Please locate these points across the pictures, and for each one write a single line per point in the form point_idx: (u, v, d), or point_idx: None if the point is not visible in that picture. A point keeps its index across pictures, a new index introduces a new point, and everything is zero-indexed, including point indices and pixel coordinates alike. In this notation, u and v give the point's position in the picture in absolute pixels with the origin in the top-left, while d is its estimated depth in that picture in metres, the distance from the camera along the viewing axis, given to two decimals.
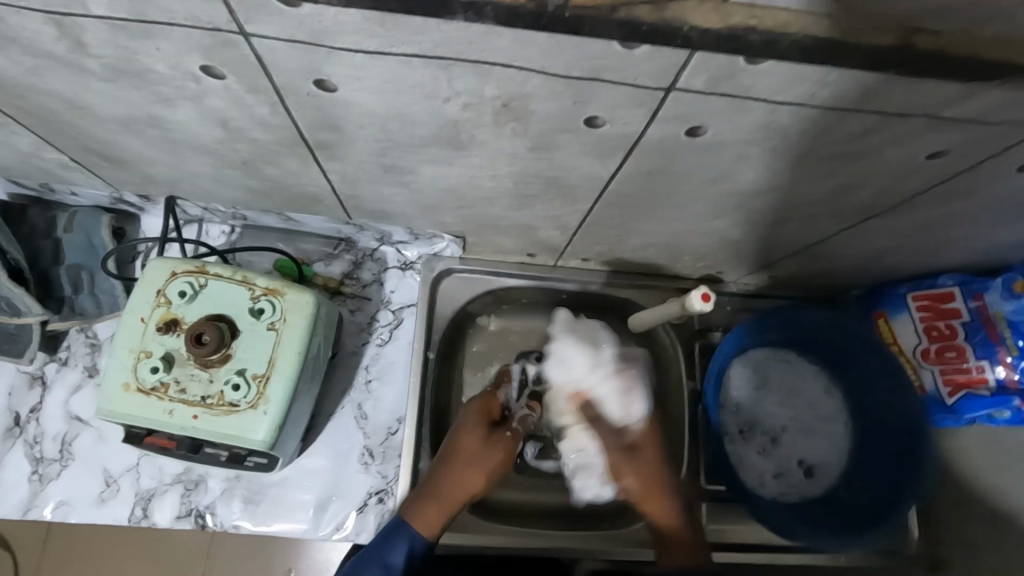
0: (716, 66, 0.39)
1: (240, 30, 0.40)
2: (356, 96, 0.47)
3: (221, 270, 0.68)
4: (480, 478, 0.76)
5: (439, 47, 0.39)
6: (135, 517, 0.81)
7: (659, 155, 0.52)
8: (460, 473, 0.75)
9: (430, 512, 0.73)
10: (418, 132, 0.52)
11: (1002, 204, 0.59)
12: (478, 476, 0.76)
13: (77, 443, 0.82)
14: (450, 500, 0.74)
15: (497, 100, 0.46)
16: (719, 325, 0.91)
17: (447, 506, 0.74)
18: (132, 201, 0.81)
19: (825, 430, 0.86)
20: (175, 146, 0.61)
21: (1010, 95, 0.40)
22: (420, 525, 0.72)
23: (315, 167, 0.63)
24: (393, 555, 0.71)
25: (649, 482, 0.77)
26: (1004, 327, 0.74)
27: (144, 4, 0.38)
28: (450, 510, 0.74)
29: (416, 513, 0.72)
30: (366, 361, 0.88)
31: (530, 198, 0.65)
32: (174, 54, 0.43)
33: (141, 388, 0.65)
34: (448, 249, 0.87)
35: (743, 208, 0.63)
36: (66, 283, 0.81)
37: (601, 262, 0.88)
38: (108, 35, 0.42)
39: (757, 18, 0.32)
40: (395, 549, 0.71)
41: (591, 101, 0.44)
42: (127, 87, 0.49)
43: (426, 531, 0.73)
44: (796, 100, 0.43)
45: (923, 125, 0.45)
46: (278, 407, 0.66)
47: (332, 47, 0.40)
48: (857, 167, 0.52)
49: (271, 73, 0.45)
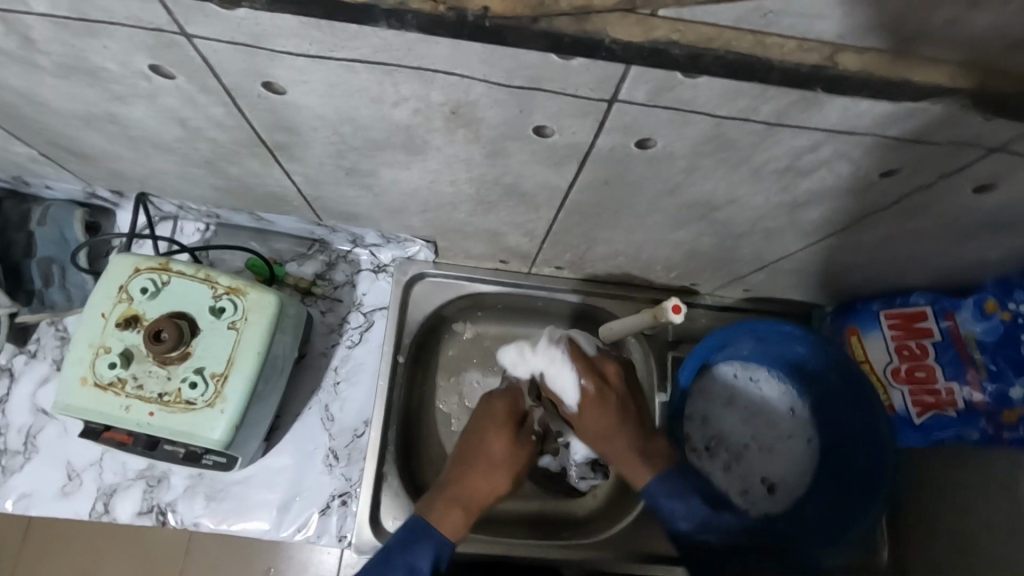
0: (654, 79, 0.39)
1: (181, 32, 0.40)
2: (304, 99, 0.47)
3: (185, 268, 0.69)
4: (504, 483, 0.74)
5: (378, 53, 0.39)
6: (96, 512, 0.81)
7: (610, 165, 0.52)
8: (480, 475, 0.74)
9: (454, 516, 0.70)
10: (372, 136, 0.52)
11: (962, 223, 0.59)
12: (500, 480, 0.74)
13: (41, 436, 0.83)
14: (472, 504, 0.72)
15: (445, 106, 0.46)
16: (691, 337, 0.90)
17: (469, 509, 0.72)
18: (105, 196, 0.82)
19: (791, 447, 0.86)
20: (137, 142, 0.63)
21: (948, 116, 0.40)
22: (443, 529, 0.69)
23: (277, 168, 0.63)
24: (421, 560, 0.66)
25: (610, 427, 0.73)
26: (974, 348, 0.72)
27: (84, 4, 0.39)
28: (470, 515, 0.72)
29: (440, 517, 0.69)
30: (335, 362, 0.88)
31: (492, 204, 0.65)
32: (121, 53, 0.45)
33: (98, 384, 0.65)
34: (422, 253, 0.87)
35: (703, 219, 0.63)
36: (37, 276, 0.82)
37: (574, 272, 0.87)
38: (54, 33, 0.43)
39: (679, 33, 0.33)
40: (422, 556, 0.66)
41: (535, 110, 0.45)
42: (82, 83, 0.51)
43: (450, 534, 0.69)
44: (738, 115, 0.43)
45: (869, 143, 0.45)
46: (235, 406, 0.66)
47: (273, 50, 0.41)
48: (809, 183, 0.53)
49: (217, 74, 0.45)
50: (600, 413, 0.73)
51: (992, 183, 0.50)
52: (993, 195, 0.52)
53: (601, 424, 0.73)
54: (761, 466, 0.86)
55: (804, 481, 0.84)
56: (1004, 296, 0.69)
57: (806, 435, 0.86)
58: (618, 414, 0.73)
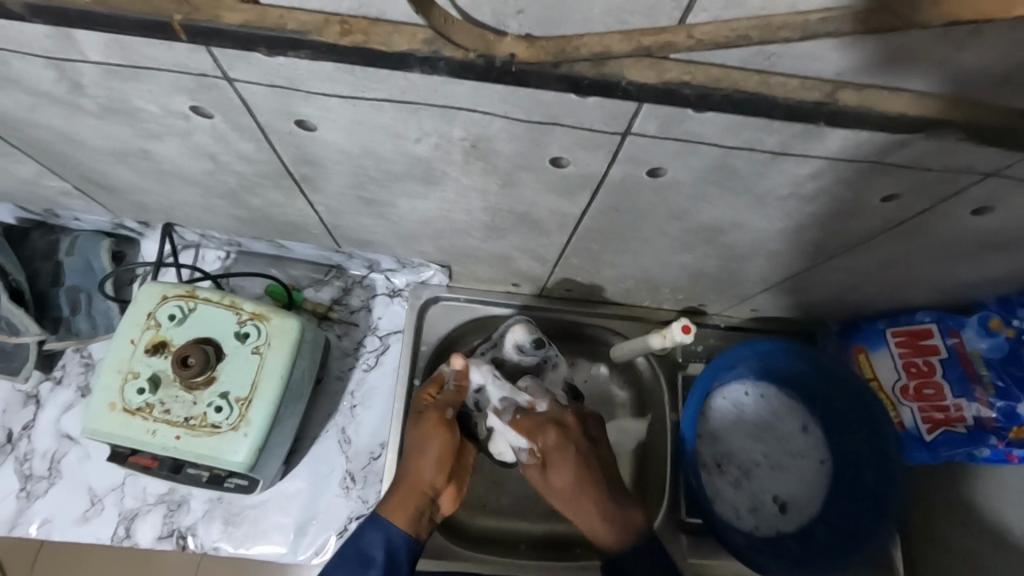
0: (664, 114, 0.41)
1: (224, 76, 0.44)
2: (333, 135, 0.50)
3: (210, 295, 0.71)
4: (422, 461, 0.72)
5: (406, 93, 0.42)
6: (117, 536, 0.82)
7: (622, 194, 0.55)
8: (406, 462, 0.72)
9: (396, 501, 0.70)
10: (392, 168, 0.55)
11: (960, 245, 0.61)
12: (420, 464, 0.72)
13: (64, 461, 0.84)
14: (419, 488, 0.71)
15: (465, 141, 0.48)
16: (701, 355, 0.92)
17: (418, 494, 0.70)
18: (131, 226, 0.85)
19: (802, 467, 0.85)
20: (166, 177, 0.66)
21: (941, 145, 0.43)
22: (392, 516, 0.69)
23: (300, 200, 0.67)
24: (374, 549, 0.67)
25: (565, 491, 0.70)
26: (980, 366, 0.73)
27: (134, 52, 0.42)
28: (411, 499, 0.70)
29: (386, 504, 0.70)
30: (352, 386, 0.90)
31: (504, 230, 0.68)
32: (164, 96, 0.48)
33: (127, 409, 0.67)
34: (435, 277, 0.89)
35: (709, 243, 0.65)
36: (64, 304, 0.84)
37: (585, 294, 0.88)
38: (104, 78, 0.46)
39: (690, 74, 0.37)
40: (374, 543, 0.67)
41: (551, 144, 0.47)
42: (121, 123, 0.54)
43: (397, 522, 0.68)
44: (744, 145, 0.45)
45: (869, 170, 0.48)
46: (258, 429, 0.67)
47: (307, 91, 0.44)
48: (810, 208, 0.55)
49: (253, 113, 0.48)
50: (557, 475, 0.70)
51: (988, 206, 0.53)
52: (989, 216, 0.55)
53: (560, 489, 0.70)
54: (772, 483, 0.86)
55: (817, 500, 0.84)
56: (1008, 314, 0.72)
57: (819, 455, 0.85)
58: (580, 478, 0.70)
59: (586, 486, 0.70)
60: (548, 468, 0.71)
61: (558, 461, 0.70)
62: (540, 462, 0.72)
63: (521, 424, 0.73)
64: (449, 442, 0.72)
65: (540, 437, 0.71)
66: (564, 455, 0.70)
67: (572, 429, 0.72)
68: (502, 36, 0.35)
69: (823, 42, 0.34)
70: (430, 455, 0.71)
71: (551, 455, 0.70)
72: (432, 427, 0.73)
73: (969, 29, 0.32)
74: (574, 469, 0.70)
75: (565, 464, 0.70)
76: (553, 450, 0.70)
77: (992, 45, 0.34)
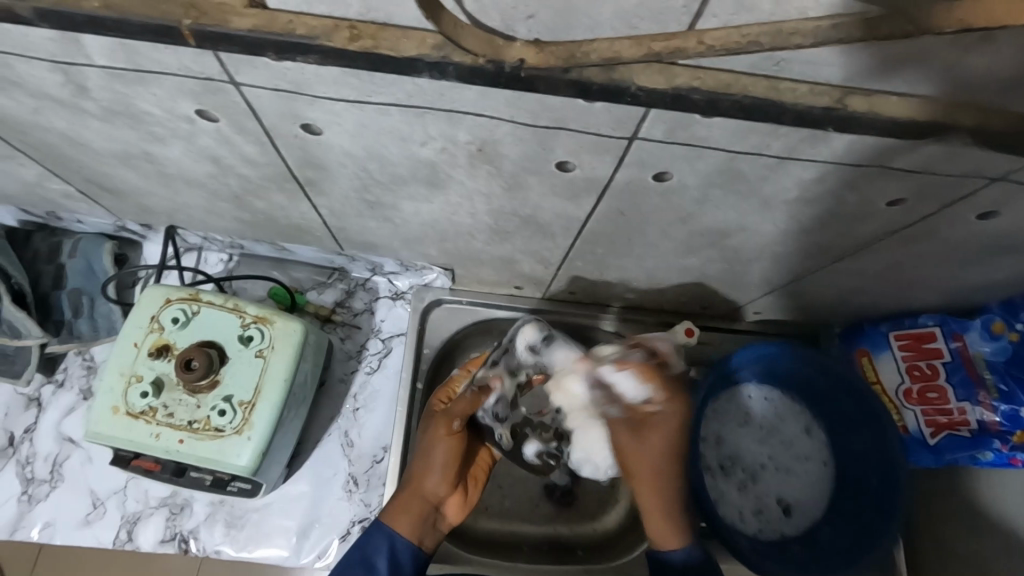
0: (671, 119, 0.41)
1: (230, 80, 0.44)
2: (339, 138, 0.50)
3: (213, 297, 0.71)
4: (427, 468, 0.71)
5: (413, 97, 0.42)
6: (119, 540, 0.82)
7: (627, 197, 0.55)
8: (413, 468, 0.72)
9: (401, 508, 0.70)
10: (398, 172, 0.55)
11: (966, 249, 0.61)
12: (424, 470, 0.72)
13: (66, 465, 0.84)
14: (422, 495, 0.71)
15: (471, 145, 0.48)
16: (703, 358, 0.92)
17: (421, 500, 0.71)
18: (134, 228, 0.85)
19: (807, 470, 0.86)
20: (170, 179, 0.66)
21: (947, 150, 0.43)
22: (395, 524, 0.69)
23: (304, 202, 0.67)
24: (377, 557, 0.66)
25: (648, 464, 0.65)
26: (984, 369, 0.74)
27: (140, 56, 0.42)
28: (415, 506, 0.70)
29: (390, 511, 0.70)
30: (354, 389, 0.90)
31: (509, 233, 0.68)
32: (170, 100, 0.48)
33: (130, 412, 0.67)
34: (438, 280, 0.89)
35: (714, 246, 0.65)
36: (66, 307, 0.84)
37: (589, 296, 0.88)
38: (110, 82, 0.46)
39: (699, 79, 0.37)
40: (377, 550, 0.67)
41: (557, 148, 0.47)
42: (126, 126, 0.54)
43: (402, 529, 0.68)
44: (751, 150, 0.45)
45: (875, 174, 0.48)
46: (262, 433, 0.67)
47: (313, 95, 0.44)
48: (816, 212, 0.55)
49: (259, 117, 0.48)
50: (652, 443, 0.64)
51: (993, 210, 0.53)
52: (994, 220, 0.55)
53: (645, 460, 0.65)
54: (777, 486, 0.86)
55: (819, 501, 0.84)
56: (1011, 317, 0.72)
57: (823, 458, 0.86)
58: (667, 458, 0.66)
59: (667, 468, 0.66)
60: (642, 438, 0.65)
61: (656, 430, 0.64)
62: (638, 424, 0.65)
63: (649, 376, 0.64)
64: (454, 448, 0.72)
65: (654, 395, 0.64)
66: (670, 424, 0.64)
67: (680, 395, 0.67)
68: (511, 41, 0.35)
69: (831, 48, 0.34)
70: (435, 462, 0.71)
71: (657, 420, 0.64)
72: (439, 433, 0.72)
73: (979, 35, 0.32)
74: (671, 447, 0.65)
75: (665, 435, 0.64)
76: (659, 416, 0.64)
77: (1001, 52, 0.34)
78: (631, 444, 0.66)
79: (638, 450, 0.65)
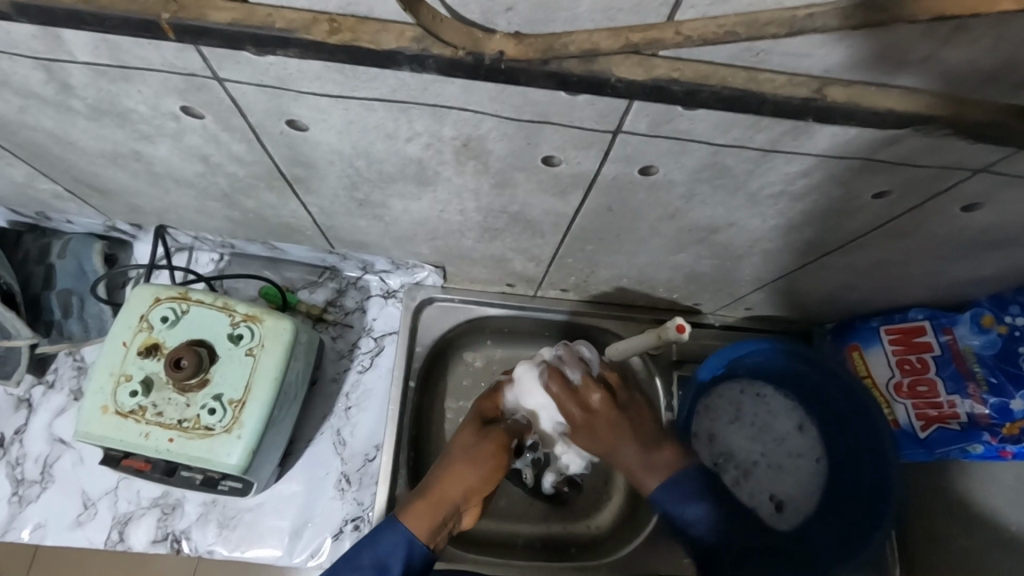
0: (654, 112, 0.41)
1: (213, 75, 0.44)
2: (324, 135, 0.50)
3: (203, 296, 0.71)
4: (464, 476, 0.70)
5: (396, 92, 0.42)
6: (111, 541, 0.82)
7: (615, 192, 0.55)
8: (443, 472, 0.70)
9: (421, 511, 0.67)
10: (385, 169, 0.55)
11: (953, 242, 0.61)
12: (458, 476, 0.70)
13: (57, 466, 0.84)
14: (448, 500, 0.68)
15: (457, 140, 0.48)
16: (695, 355, 0.92)
17: (445, 505, 0.68)
18: (124, 228, 0.85)
19: (798, 466, 0.87)
20: (158, 179, 0.66)
21: (930, 141, 0.43)
22: (412, 524, 0.66)
23: (293, 201, 0.66)
24: (393, 558, 0.63)
25: (606, 426, 0.70)
26: (973, 362, 0.74)
27: (123, 52, 0.42)
28: (441, 509, 0.68)
29: (411, 512, 0.66)
30: (347, 388, 0.90)
31: (498, 231, 0.68)
32: (154, 96, 0.48)
33: (120, 411, 0.67)
34: (430, 278, 0.89)
35: (702, 241, 0.65)
36: (56, 307, 0.84)
37: (580, 294, 0.88)
38: (94, 79, 0.46)
39: (679, 71, 0.37)
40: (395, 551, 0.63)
41: (542, 142, 0.47)
42: (111, 124, 0.54)
43: (420, 532, 0.65)
44: (735, 143, 0.45)
45: (860, 167, 0.48)
46: (252, 431, 0.67)
47: (296, 91, 0.44)
48: (803, 206, 0.55)
49: (244, 113, 0.48)
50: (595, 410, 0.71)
51: (978, 202, 0.53)
52: (980, 213, 0.55)
53: (601, 425, 0.70)
54: (769, 483, 0.86)
55: (812, 497, 0.85)
56: (1000, 311, 0.72)
57: (815, 454, 0.86)
58: (615, 420, 0.71)
59: (623, 430, 0.70)
60: (587, 409, 0.71)
61: (594, 400, 0.71)
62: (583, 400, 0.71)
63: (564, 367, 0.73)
64: (497, 464, 0.72)
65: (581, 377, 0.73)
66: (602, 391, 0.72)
67: (615, 390, 0.73)
68: (491, 34, 0.35)
69: (808, 39, 0.34)
70: (474, 472, 0.70)
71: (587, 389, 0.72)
72: (491, 446, 0.73)
73: (954, 24, 0.32)
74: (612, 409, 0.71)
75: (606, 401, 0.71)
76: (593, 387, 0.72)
77: (978, 41, 0.34)
78: (584, 421, 0.71)
79: (590, 422, 0.71)
